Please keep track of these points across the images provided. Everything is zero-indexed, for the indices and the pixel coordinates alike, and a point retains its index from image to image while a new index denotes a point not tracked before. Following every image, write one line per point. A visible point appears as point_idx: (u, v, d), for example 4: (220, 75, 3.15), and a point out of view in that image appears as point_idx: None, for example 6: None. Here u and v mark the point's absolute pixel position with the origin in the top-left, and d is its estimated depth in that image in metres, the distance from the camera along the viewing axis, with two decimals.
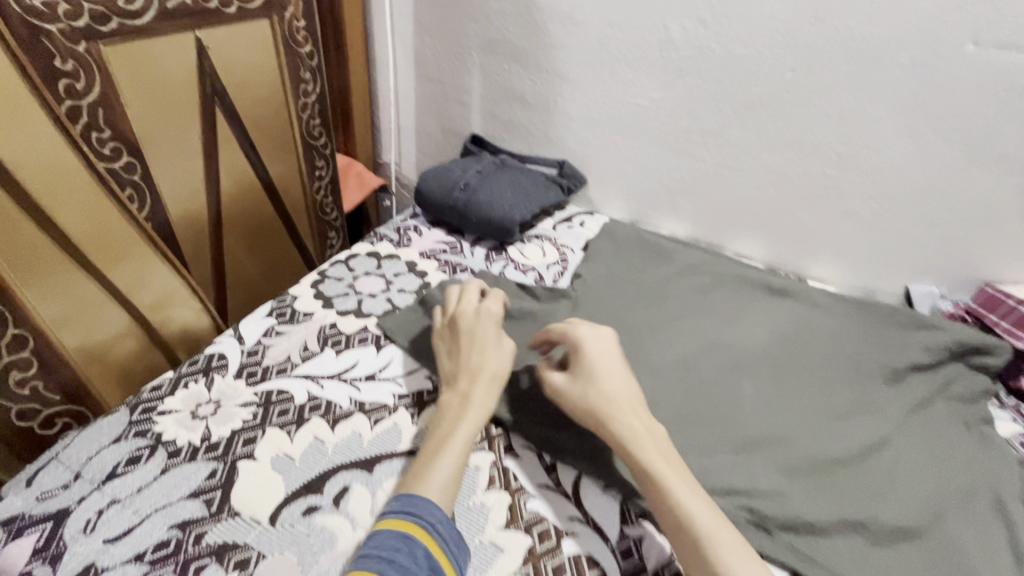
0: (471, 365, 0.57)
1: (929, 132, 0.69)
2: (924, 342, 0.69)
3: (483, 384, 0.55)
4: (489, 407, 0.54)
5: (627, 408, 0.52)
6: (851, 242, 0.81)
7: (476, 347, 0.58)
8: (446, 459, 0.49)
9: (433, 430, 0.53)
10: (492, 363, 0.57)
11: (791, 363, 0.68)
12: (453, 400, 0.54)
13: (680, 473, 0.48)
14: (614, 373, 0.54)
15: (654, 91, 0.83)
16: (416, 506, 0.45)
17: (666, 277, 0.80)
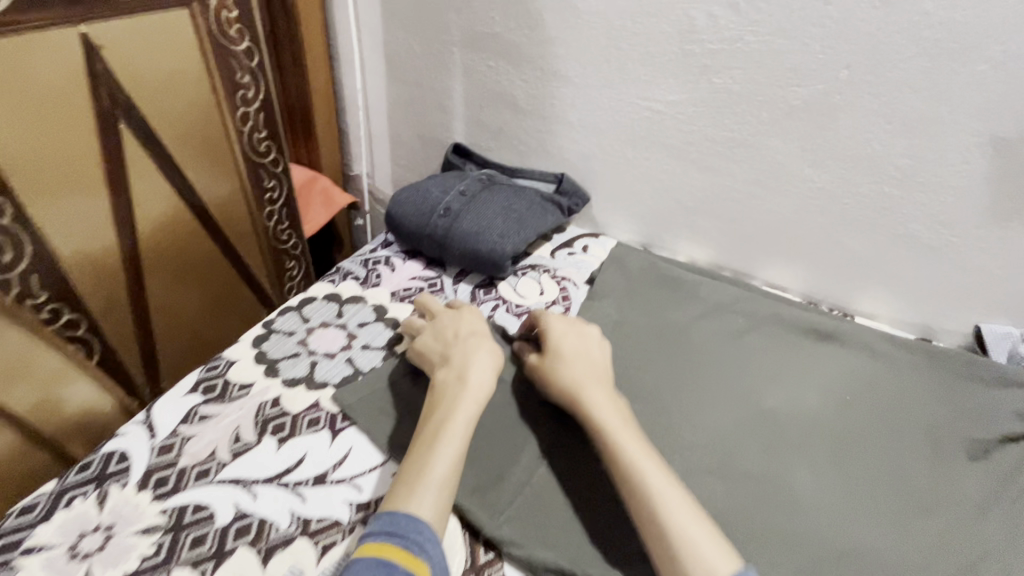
0: (462, 343, 0.53)
1: (1022, 144, 0.55)
2: (1014, 406, 0.55)
3: (480, 361, 0.52)
4: (487, 385, 0.50)
5: (591, 388, 0.51)
6: (909, 273, 0.67)
7: (469, 328, 0.55)
8: (445, 445, 0.45)
9: (426, 415, 0.48)
10: (487, 343, 0.54)
11: (853, 436, 0.54)
12: (446, 379, 0.50)
13: (644, 451, 0.46)
14: (574, 349, 0.54)
15: (672, 93, 0.68)
16: (397, 519, 0.40)
17: (688, 319, 0.67)
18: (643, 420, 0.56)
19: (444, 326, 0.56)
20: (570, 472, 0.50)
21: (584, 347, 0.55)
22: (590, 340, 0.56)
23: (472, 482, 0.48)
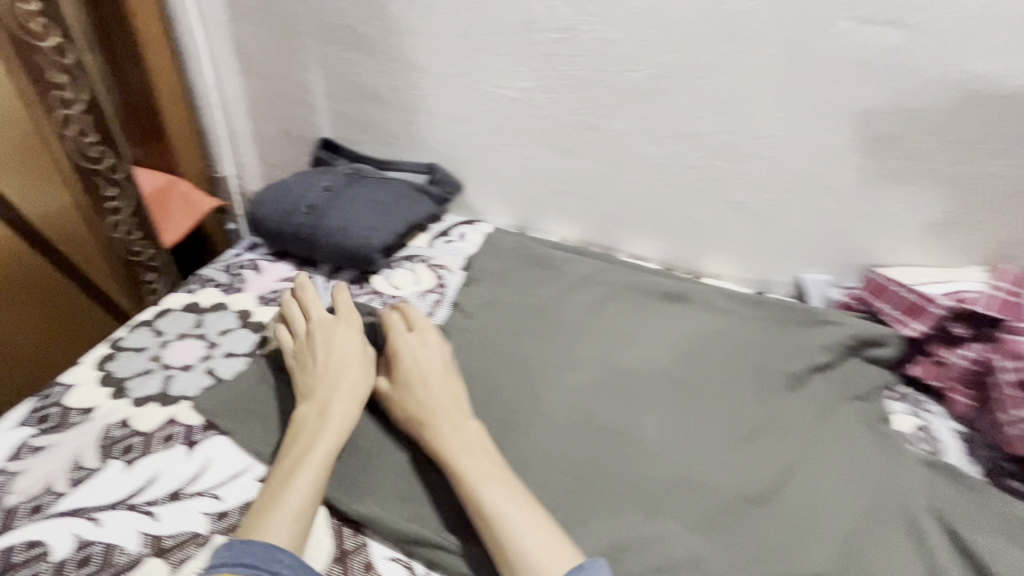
0: (325, 373, 0.52)
1: (811, 116, 0.64)
2: (821, 340, 0.64)
3: (341, 391, 0.51)
4: (349, 417, 0.50)
5: (449, 420, 0.50)
6: (744, 236, 0.76)
7: (337, 350, 0.54)
8: (300, 480, 0.44)
9: (284, 451, 0.48)
10: (355, 372, 0.53)
11: (695, 384, 0.61)
12: (306, 413, 0.50)
13: (497, 477, 0.46)
14: (425, 374, 0.53)
15: (523, 80, 0.72)
16: (251, 551, 0.39)
17: (554, 294, 0.71)
18: (512, 394, 0.59)
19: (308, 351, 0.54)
20: None
21: (439, 370, 0.54)
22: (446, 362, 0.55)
23: (343, 475, 0.50)
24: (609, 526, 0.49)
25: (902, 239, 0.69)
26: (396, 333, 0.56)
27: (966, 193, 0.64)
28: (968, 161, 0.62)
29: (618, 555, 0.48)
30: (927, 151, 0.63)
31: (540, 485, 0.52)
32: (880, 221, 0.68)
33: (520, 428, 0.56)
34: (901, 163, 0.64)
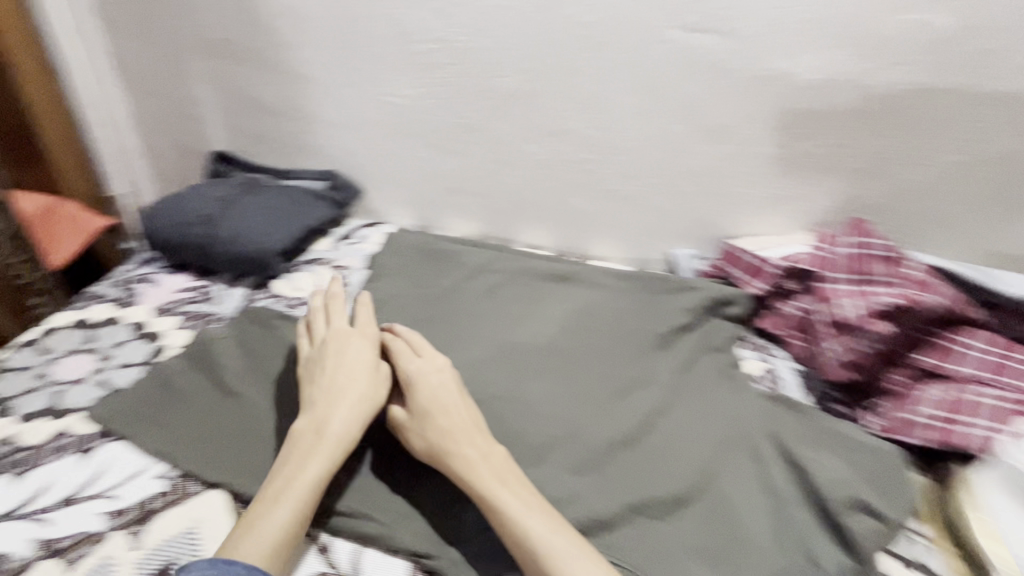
0: (328, 391, 0.52)
1: (658, 112, 0.74)
2: (684, 304, 0.74)
3: (344, 410, 0.50)
4: (349, 436, 0.49)
5: (463, 436, 0.49)
6: (620, 220, 0.85)
7: (345, 366, 0.53)
8: (287, 499, 0.45)
9: (280, 466, 0.48)
10: (367, 386, 0.52)
11: (577, 351, 0.68)
12: (305, 434, 0.49)
13: (515, 493, 0.47)
14: (432, 390, 0.52)
15: (407, 88, 0.77)
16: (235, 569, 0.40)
17: (452, 283, 0.76)
18: None
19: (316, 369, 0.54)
20: None
21: (449, 385, 0.53)
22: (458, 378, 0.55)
23: None
24: None
25: (746, 214, 0.81)
26: (403, 354, 0.55)
27: (790, 171, 0.76)
28: (786, 143, 0.74)
29: None
30: (754, 136, 0.74)
31: None
32: (726, 199, 0.80)
33: None
34: (735, 147, 0.75)
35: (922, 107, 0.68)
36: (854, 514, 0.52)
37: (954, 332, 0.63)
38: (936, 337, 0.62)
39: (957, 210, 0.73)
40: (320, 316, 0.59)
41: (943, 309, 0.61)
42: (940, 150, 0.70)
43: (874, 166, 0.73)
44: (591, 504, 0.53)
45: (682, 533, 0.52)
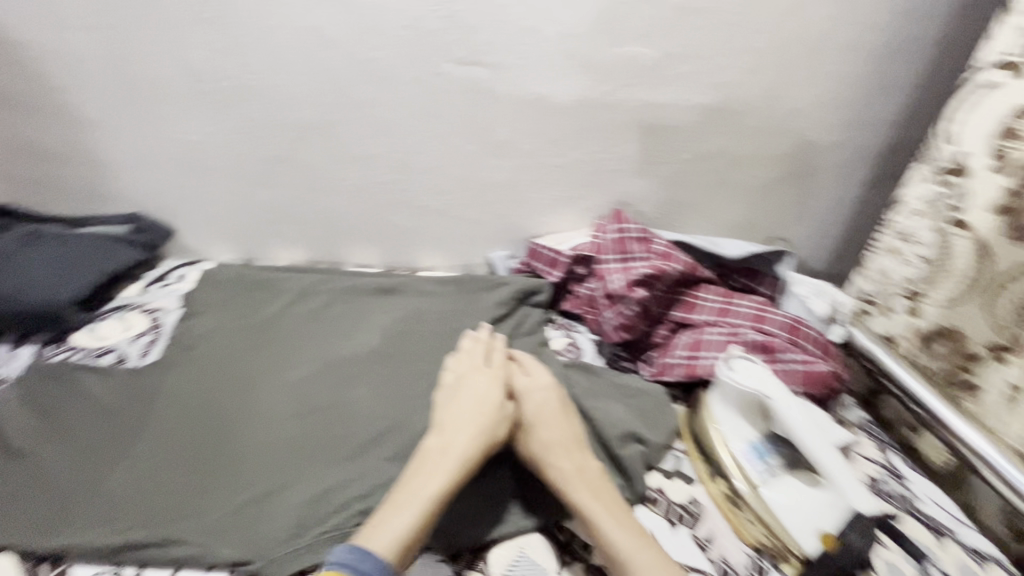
0: (477, 405, 0.61)
1: (449, 134, 0.85)
2: (497, 299, 0.84)
3: (467, 432, 0.58)
4: (468, 458, 0.56)
5: (561, 451, 0.59)
6: (438, 232, 0.95)
7: (481, 391, 0.62)
8: (410, 506, 0.52)
9: (412, 474, 0.55)
10: (492, 407, 0.61)
11: (401, 354, 0.74)
12: (434, 447, 0.57)
13: (608, 504, 0.55)
14: (546, 407, 0.62)
15: (207, 126, 0.80)
16: (370, 560, 0.48)
17: (277, 309, 0.78)
18: (231, 399, 0.65)
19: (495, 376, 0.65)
20: (149, 469, 0.57)
21: (559, 400, 0.64)
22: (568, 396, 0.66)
23: (37, 520, 0.52)
24: (316, 481, 0.56)
25: (543, 216, 0.95)
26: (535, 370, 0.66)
27: (568, 176, 0.91)
28: (561, 153, 0.89)
29: (320, 503, 0.54)
30: (534, 149, 0.88)
31: (252, 462, 0.58)
32: (523, 204, 0.93)
33: (235, 425, 0.61)
34: (521, 160, 0.89)
35: (652, 119, 0.87)
36: (625, 442, 0.64)
37: (694, 291, 0.81)
38: (682, 295, 0.80)
39: (687, 196, 0.96)
40: (473, 350, 0.69)
41: (679, 272, 0.78)
42: (669, 153, 0.91)
43: (627, 167, 0.91)
44: None
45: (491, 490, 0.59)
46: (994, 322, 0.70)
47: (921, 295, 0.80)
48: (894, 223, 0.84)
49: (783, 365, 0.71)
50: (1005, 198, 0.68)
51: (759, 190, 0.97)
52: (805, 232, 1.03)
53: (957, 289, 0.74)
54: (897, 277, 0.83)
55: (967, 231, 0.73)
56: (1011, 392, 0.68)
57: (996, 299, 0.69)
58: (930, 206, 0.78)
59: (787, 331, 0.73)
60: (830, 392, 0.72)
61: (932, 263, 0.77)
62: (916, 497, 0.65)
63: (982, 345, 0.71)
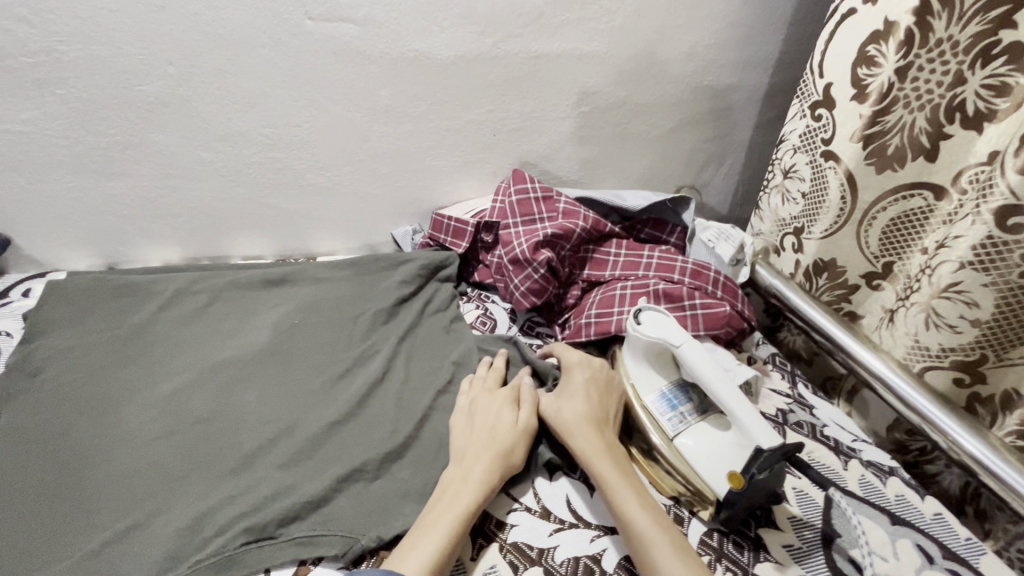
0: (490, 427, 0.56)
1: (325, 102, 0.76)
2: (401, 277, 0.78)
3: (485, 447, 0.54)
4: (490, 474, 0.52)
5: (588, 438, 0.55)
6: (332, 211, 0.87)
7: (493, 412, 0.58)
8: (438, 530, 0.47)
9: (436, 499, 0.51)
10: (506, 424, 0.56)
11: (295, 349, 0.68)
12: (454, 475, 0.52)
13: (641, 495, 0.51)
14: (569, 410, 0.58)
15: (23, 111, 0.67)
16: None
17: (145, 316, 0.69)
18: (90, 425, 0.57)
19: (509, 390, 0.60)
20: None
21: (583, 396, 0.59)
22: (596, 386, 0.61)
23: None
24: (196, 503, 0.51)
25: (444, 184, 0.89)
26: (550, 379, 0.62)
27: (464, 139, 0.86)
28: (452, 115, 0.83)
29: (201, 524, 0.49)
30: (423, 112, 0.81)
31: (114, 494, 0.51)
32: (422, 173, 0.87)
33: (96, 456, 0.54)
34: (411, 125, 0.82)
35: (545, 72, 0.82)
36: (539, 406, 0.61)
37: (603, 246, 0.78)
38: (591, 252, 0.78)
39: (591, 151, 0.93)
40: (485, 374, 0.63)
41: (584, 229, 0.75)
42: (567, 106, 0.87)
43: (526, 125, 0.87)
44: (301, 489, 0.52)
45: (396, 482, 0.55)
46: (866, 252, 0.76)
47: (802, 231, 0.84)
48: (779, 161, 0.86)
49: (688, 312, 0.69)
50: (867, 127, 0.70)
51: (662, 138, 0.95)
52: (712, 177, 1.04)
53: (833, 223, 0.78)
54: (784, 213, 0.87)
55: (837, 162, 0.75)
56: (883, 313, 0.76)
57: (865, 230, 0.75)
58: (804, 140, 0.80)
59: (691, 277, 0.71)
60: (738, 333, 0.71)
61: (809, 198, 0.81)
62: (822, 423, 0.67)
63: (859, 276, 0.78)
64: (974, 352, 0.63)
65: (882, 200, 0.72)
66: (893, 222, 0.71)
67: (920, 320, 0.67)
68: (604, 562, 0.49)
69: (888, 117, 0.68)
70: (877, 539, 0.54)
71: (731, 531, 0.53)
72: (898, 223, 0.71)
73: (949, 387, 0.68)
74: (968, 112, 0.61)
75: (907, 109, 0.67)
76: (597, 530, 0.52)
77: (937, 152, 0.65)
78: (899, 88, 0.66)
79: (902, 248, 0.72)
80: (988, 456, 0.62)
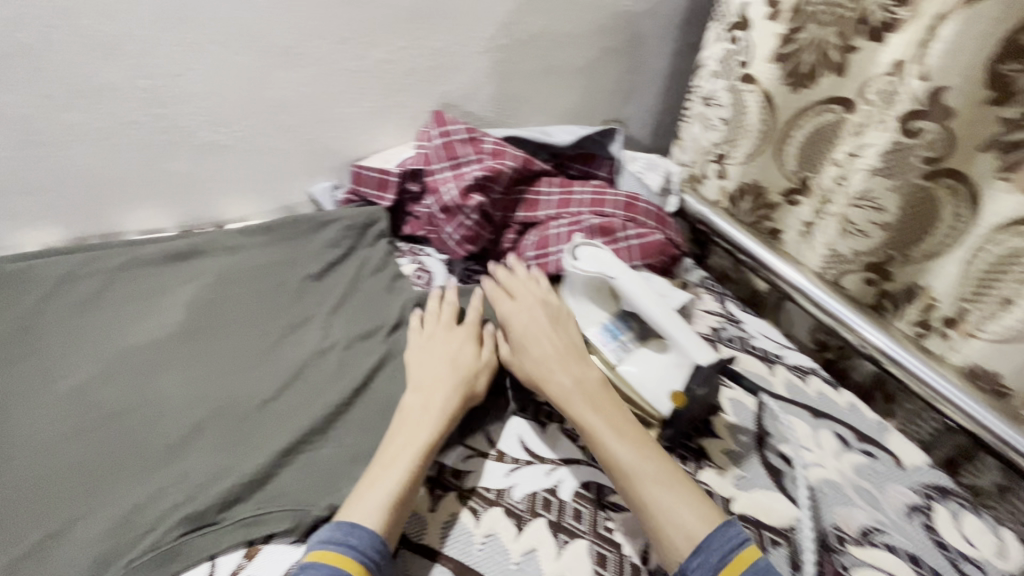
0: (449, 356, 0.56)
1: (208, 45, 0.67)
2: (326, 238, 0.73)
3: (446, 381, 0.53)
4: (452, 407, 0.52)
5: (565, 381, 0.53)
6: (237, 172, 0.79)
7: (453, 346, 0.57)
8: (395, 468, 0.47)
9: (390, 435, 0.50)
10: (467, 355, 0.56)
11: (215, 325, 0.62)
12: (410, 404, 0.52)
13: (626, 436, 0.49)
14: (533, 350, 0.55)
15: None
16: (360, 535, 0.43)
17: (30, 306, 0.60)
18: None
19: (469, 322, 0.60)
20: None
21: (545, 326, 0.57)
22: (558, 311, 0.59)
23: None
24: (123, 499, 0.47)
25: (360, 134, 0.83)
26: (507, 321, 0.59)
27: (377, 82, 0.79)
28: (358, 55, 0.76)
29: (131, 522, 0.45)
30: (325, 53, 0.74)
31: (20, 504, 0.46)
32: (333, 123, 0.80)
33: None
34: (314, 69, 0.74)
35: (456, 1, 0.76)
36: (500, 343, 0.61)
37: (535, 185, 0.76)
38: (523, 193, 0.76)
39: (514, 88, 0.89)
40: (440, 309, 0.62)
41: (514, 169, 0.73)
42: (482, 39, 0.82)
43: (442, 63, 0.81)
44: (238, 470, 0.49)
45: (344, 448, 0.53)
46: (784, 170, 0.78)
47: (724, 157, 0.85)
48: (698, 88, 0.86)
49: (621, 244, 0.69)
50: (782, 45, 0.71)
51: (585, 71, 0.93)
52: (640, 109, 1.02)
53: (755, 146, 0.79)
54: (706, 142, 0.88)
55: (755, 85, 0.76)
56: (805, 227, 0.78)
57: (784, 148, 0.76)
58: (722, 66, 0.80)
59: (623, 209, 0.71)
60: (671, 261, 0.72)
61: (730, 122, 0.82)
62: (750, 336, 0.71)
63: (778, 194, 0.80)
64: (882, 253, 0.68)
65: (800, 117, 0.73)
66: (810, 138, 0.73)
67: (836, 229, 0.71)
68: (560, 493, 0.51)
69: (801, 35, 0.69)
70: (803, 433, 0.59)
71: (676, 445, 0.56)
72: (813, 139, 0.73)
73: (860, 288, 0.73)
74: (874, 24, 0.63)
75: (816, 24, 0.67)
76: (551, 463, 0.53)
77: (846, 67, 0.67)
78: (810, 4, 0.67)
79: (817, 162, 0.74)
80: (890, 346, 0.69)
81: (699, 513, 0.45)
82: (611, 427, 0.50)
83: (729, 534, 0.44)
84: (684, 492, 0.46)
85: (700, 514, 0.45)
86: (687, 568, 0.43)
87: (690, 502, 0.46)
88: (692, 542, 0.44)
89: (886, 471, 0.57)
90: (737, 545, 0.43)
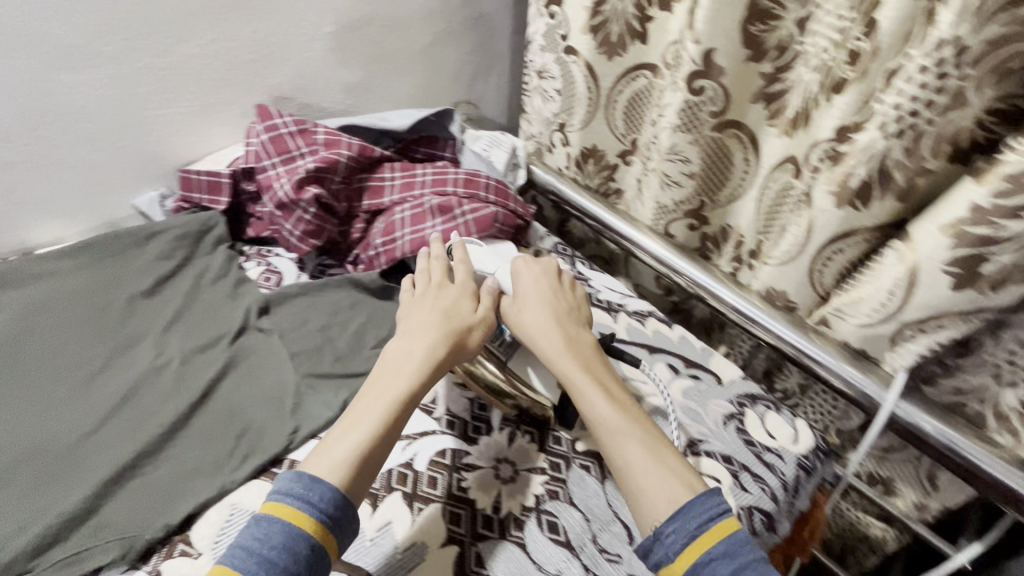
0: (441, 308, 0.55)
1: None
2: (154, 250, 0.68)
3: (433, 335, 0.52)
4: (438, 362, 0.51)
5: (563, 352, 0.55)
6: (38, 189, 0.71)
7: (448, 300, 0.56)
8: (369, 420, 0.47)
9: (371, 382, 0.50)
10: (462, 310, 0.55)
11: (20, 360, 0.56)
12: (397, 354, 0.51)
13: (617, 403, 0.52)
14: (534, 319, 0.57)
15: None
16: (320, 493, 0.42)
17: None
18: None
19: (462, 279, 0.58)
20: None
21: (550, 301, 0.58)
22: (558, 284, 0.61)
23: None
24: None
25: (184, 135, 0.77)
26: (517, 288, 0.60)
27: (192, 78, 0.74)
28: (163, 50, 0.70)
29: None
30: (120, 50, 0.67)
31: None
32: (148, 126, 0.74)
33: None
34: (112, 70, 0.68)
35: None
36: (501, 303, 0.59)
37: (377, 172, 0.76)
38: (366, 181, 0.75)
39: (350, 75, 0.87)
40: (429, 267, 0.60)
41: (350, 158, 0.71)
42: (304, 26, 0.78)
43: (265, 53, 0.77)
44: (56, 508, 0.46)
45: (184, 463, 0.51)
46: (617, 134, 0.85)
47: (564, 126, 0.89)
48: (531, 62, 0.88)
49: (459, 220, 0.71)
50: (592, 18, 0.75)
51: (424, 54, 0.93)
52: (490, 87, 1.04)
53: (586, 111, 0.84)
54: (547, 113, 0.90)
55: (577, 56, 0.80)
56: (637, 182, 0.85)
57: (612, 112, 0.83)
58: (546, 40, 0.83)
59: (463, 186, 0.73)
60: (514, 231, 0.76)
61: (561, 92, 0.85)
62: (597, 291, 0.77)
63: (615, 155, 0.88)
64: (695, 200, 0.76)
65: (619, 84, 0.80)
66: (630, 101, 0.81)
67: (658, 183, 0.77)
68: (416, 465, 0.53)
69: (605, 7, 0.74)
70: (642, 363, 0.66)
71: None
72: (633, 103, 0.81)
73: (686, 234, 0.81)
74: None
75: None
76: (407, 438, 0.55)
77: (647, 34, 0.74)
78: None
79: (636, 124, 0.82)
80: (742, 304, 0.74)
81: (678, 479, 0.47)
82: (606, 396, 0.52)
83: (710, 505, 0.45)
84: (666, 460, 0.48)
85: (682, 481, 0.47)
86: (661, 531, 0.44)
87: (671, 471, 0.48)
88: (672, 507, 0.45)
89: (709, 389, 0.65)
90: (716, 515, 0.44)
